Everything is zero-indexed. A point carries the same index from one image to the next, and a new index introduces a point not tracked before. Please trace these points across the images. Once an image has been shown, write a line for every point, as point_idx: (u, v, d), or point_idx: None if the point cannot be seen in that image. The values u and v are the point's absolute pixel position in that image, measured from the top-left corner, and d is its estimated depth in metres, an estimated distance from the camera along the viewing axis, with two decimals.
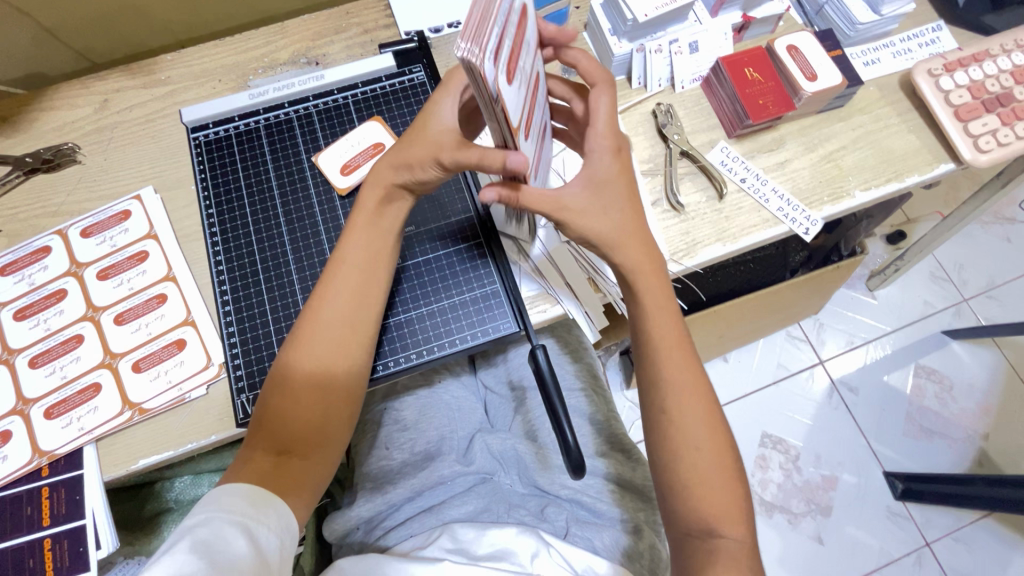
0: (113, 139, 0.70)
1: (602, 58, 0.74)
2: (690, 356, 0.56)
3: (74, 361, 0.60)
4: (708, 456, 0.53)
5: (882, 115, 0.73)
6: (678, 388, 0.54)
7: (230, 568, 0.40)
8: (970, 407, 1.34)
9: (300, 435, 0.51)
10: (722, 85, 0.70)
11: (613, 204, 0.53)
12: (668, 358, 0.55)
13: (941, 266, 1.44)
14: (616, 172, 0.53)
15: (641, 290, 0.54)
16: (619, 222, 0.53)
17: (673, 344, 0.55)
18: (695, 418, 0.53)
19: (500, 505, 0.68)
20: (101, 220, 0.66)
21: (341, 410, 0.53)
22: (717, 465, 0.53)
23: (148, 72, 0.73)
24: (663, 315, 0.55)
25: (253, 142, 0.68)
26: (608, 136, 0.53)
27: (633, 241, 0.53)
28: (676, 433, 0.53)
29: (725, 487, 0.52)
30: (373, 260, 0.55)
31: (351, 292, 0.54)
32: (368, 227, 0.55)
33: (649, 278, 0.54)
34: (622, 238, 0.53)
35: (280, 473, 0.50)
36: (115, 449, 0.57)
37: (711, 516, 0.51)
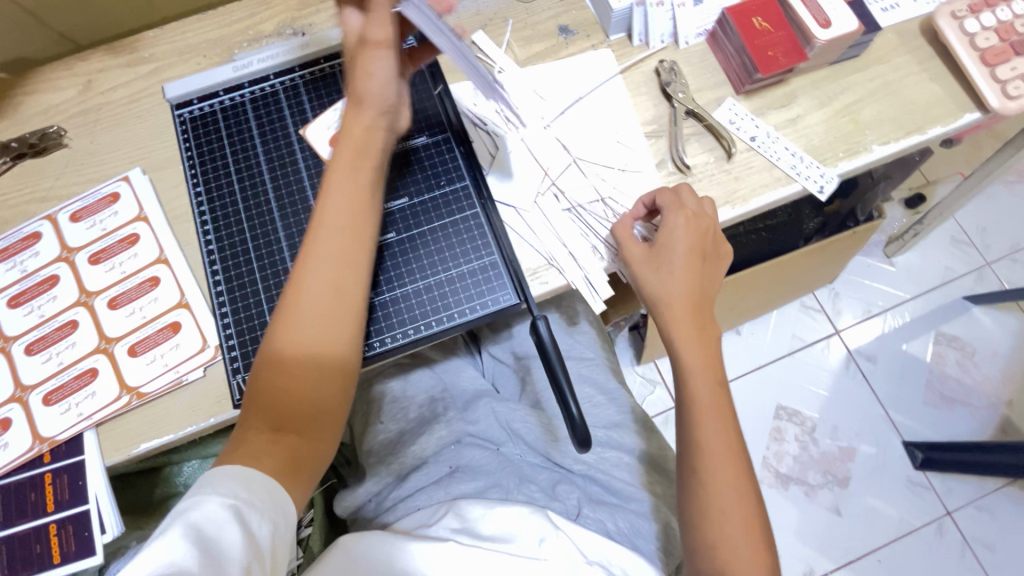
0: (99, 120, 0.68)
1: (601, 15, 0.70)
2: (727, 425, 0.55)
3: (70, 347, 0.59)
4: (729, 491, 0.53)
5: (902, 64, 0.69)
6: (710, 451, 0.54)
7: (216, 558, 0.40)
8: (993, 374, 1.30)
9: (293, 409, 0.50)
10: (729, 38, 0.66)
11: (676, 267, 0.56)
12: (701, 419, 0.55)
13: (962, 230, 1.39)
14: (680, 238, 0.56)
15: (683, 348, 0.56)
16: (678, 284, 0.56)
17: (719, 398, 0.55)
18: (719, 449, 0.54)
19: (510, 480, 0.66)
20: (90, 203, 0.64)
21: (336, 380, 0.51)
22: (739, 506, 0.53)
23: (132, 50, 0.71)
24: (704, 383, 0.55)
25: (239, 116, 0.66)
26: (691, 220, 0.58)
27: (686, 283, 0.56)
28: (707, 494, 0.53)
29: (744, 519, 0.53)
30: (356, 223, 0.52)
31: (336, 257, 0.51)
32: (353, 190, 0.52)
33: (690, 344, 0.55)
34: (674, 286, 0.56)
35: (276, 452, 0.48)
36: (114, 433, 0.57)
37: (723, 543, 0.52)
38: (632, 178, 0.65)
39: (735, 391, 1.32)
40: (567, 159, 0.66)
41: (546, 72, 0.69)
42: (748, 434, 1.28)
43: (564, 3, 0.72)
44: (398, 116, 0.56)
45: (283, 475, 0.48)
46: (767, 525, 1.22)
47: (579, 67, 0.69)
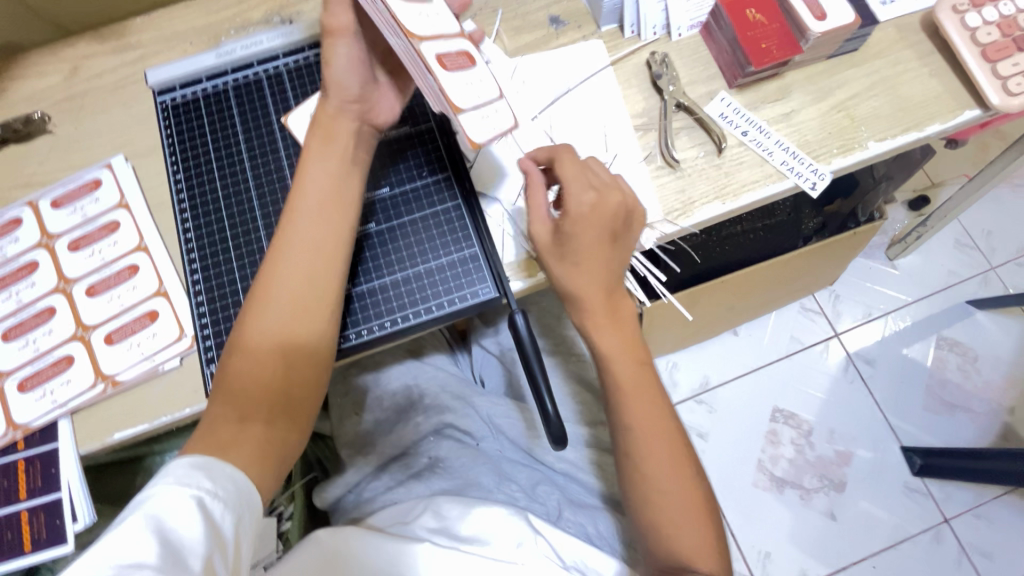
0: (84, 107, 0.68)
1: (592, 6, 0.69)
2: (669, 423, 0.57)
3: (47, 333, 0.58)
4: (663, 455, 0.55)
5: (900, 59, 0.67)
6: (654, 448, 0.55)
7: (179, 553, 0.38)
8: (995, 380, 1.27)
9: (263, 399, 0.49)
10: (723, 31, 0.65)
11: (582, 257, 0.53)
12: (642, 417, 0.56)
13: (967, 233, 1.36)
14: (581, 229, 0.53)
15: (603, 331, 0.56)
16: (584, 279, 0.54)
17: (635, 367, 0.56)
18: (650, 425, 0.56)
19: (490, 477, 0.65)
20: (72, 189, 0.64)
21: (308, 369, 0.51)
22: (671, 471, 0.55)
23: (118, 36, 0.71)
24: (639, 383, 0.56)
25: (221, 103, 0.65)
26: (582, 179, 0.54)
27: (593, 251, 0.54)
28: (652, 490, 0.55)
29: (679, 480, 0.55)
30: (332, 215, 0.52)
31: (309, 245, 0.51)
32: (329, 181, 0.52)
33: (612, 339, 0.56)
34: (585, 257, 0.54)
35: (243, 441, 0.48)
36: (89, 421, 0.56)
37: (664, 520, 0.55)
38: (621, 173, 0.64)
39: (732, 393, 1.30)
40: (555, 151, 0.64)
41: (536, 63, 0.67)
42: (743, 436, 1.27)
43: None
44: (370, 106, 0.55)
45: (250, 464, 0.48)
46: (759, 528, 1.21)
47: (569, 58, 0.68)
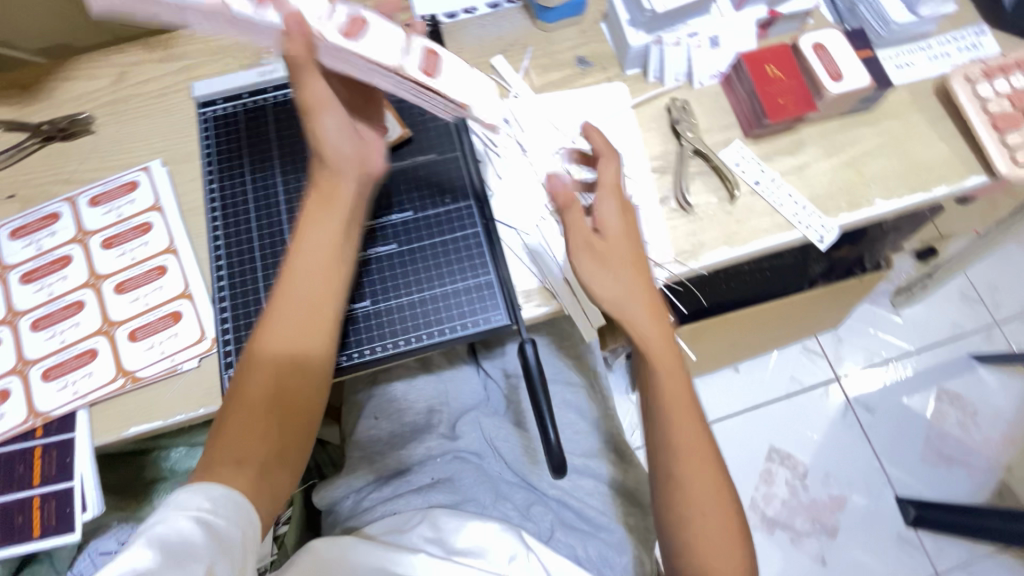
0: (128, 111, 0.71)
1: (619, 50, 0.72)
2: (705, 443, 0.55)
3: (74, 326, 0.61)
4: (706, 495, 0.54)
5: (912, 121, 0.69)
6: (690, 461, 0.54)
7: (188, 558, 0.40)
8: (994, 436, 1.28)
9: (260, 432, 0.50)
10: (742, 83, 0.67)
11: (624, 259, 0.54)
12: (679, 427, 0.54)
13: (973, 287, 1.37)
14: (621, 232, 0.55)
15: (654, 358, 0.55)
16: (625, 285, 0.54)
17: (684, 401, 0.55)
18: (694, 457, 0.54)
19: (486, 496, 0.68)
20: (110, 189, 0.67)
21: (301, 404, 0.52)
22: (707, 483, 0.54)
23: (165, 46, 0.74)
24: (678, 392, 0.55)
25: (260, 119, 0.68)
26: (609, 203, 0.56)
27: (624, 276, 0.54)
28: (687, 502, 0.53)
29: (724, 520, 0.54)
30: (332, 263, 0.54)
31: (310, 293, 0.53)
32: (330, 236, 0.54)
33: (660, 354, 0.54)
34: (623, 283, 0.54)
35: (239, 474, 0.49)
36: (106, 414, 0.58)
37: (704, 554, 0.53)
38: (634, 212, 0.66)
39: (729, 429, 1.31)
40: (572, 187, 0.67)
41: (559, 100, 0.70)
42: (738, 473, 1.27)
43: (584, 35, 0.74)
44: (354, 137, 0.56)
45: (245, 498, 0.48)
46: None
47: (592, 98, 0.70)
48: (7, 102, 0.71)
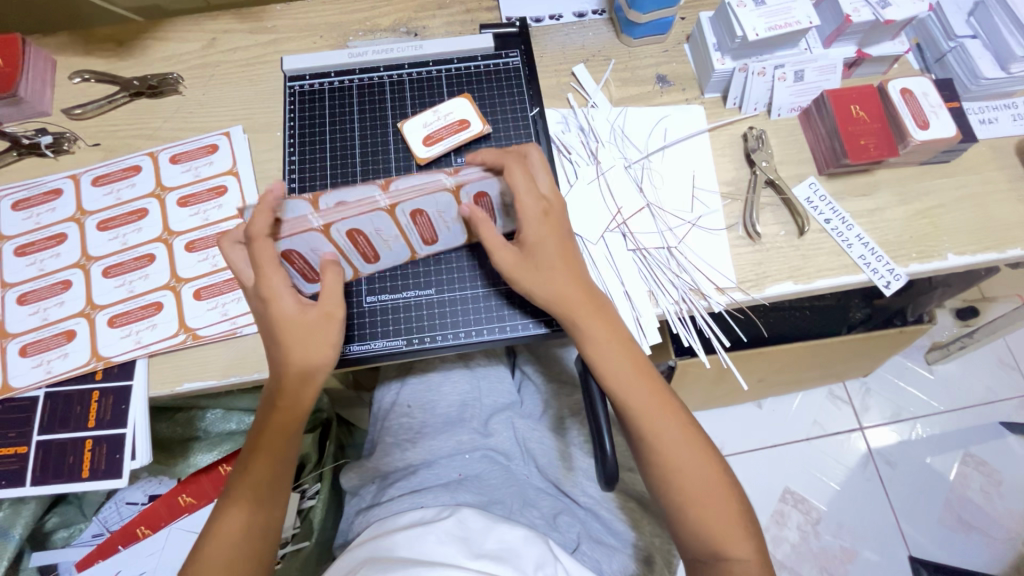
0: (215, 76, 0.73)
1: (700, 73, 0.72)
2: (687, 428, 0.55)
3: (143, 278, 0.62)
4: (696, 472, 0.54)
5: (991, 178, 0.68)
6: (675, 455, 0.54)
7: None
8: (1018, 509, 1.24)
9: (253, 488, 0.53)
10: (823, 119, 0.67)
11: (553, 261, 0.54)
12: (653, 425, 0.54)
13: (1011, 353, 1.35)
14: (547, 234, 0.54)
15: (601, 343, 0.55)
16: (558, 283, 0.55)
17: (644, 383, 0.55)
18: (673, 438, 0.54)
19: (513, 501, 0.67)
20: (190, 149, 0.68)
21: (284, 454, 0.55)
22: (691, 456, 0.54)
23: (257, 18, 0.76)
24: (642, 394, 0.55)
25: (344, 99, 0.69)
26: (535, 204, 0.53)
27: (557, 270, 0.54)
28: (681, 489, 0.54)
29: (720, 501, 0.53)
30: (328, 342, 0.52)
31: (303, 340, 0.52)
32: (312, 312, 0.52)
33: (618, 348, 0.55)
34: (552, 274, 0.54)
35: (237, 526, 0.53)
36: (164, 368, 0.60)
37: (716, 541, 0.52)
38: (701, 236, 0.66)
39: (745, 465, 1.29)
40: (642, 202, 0.67)
41: (637, 115, 0.71)
42: None
43: (666, 54, 0.74)
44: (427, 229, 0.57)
45: (242, 555, 0.52)
46: None
47: (669, 117, 0.71)
48: (101, 53, 0.74)
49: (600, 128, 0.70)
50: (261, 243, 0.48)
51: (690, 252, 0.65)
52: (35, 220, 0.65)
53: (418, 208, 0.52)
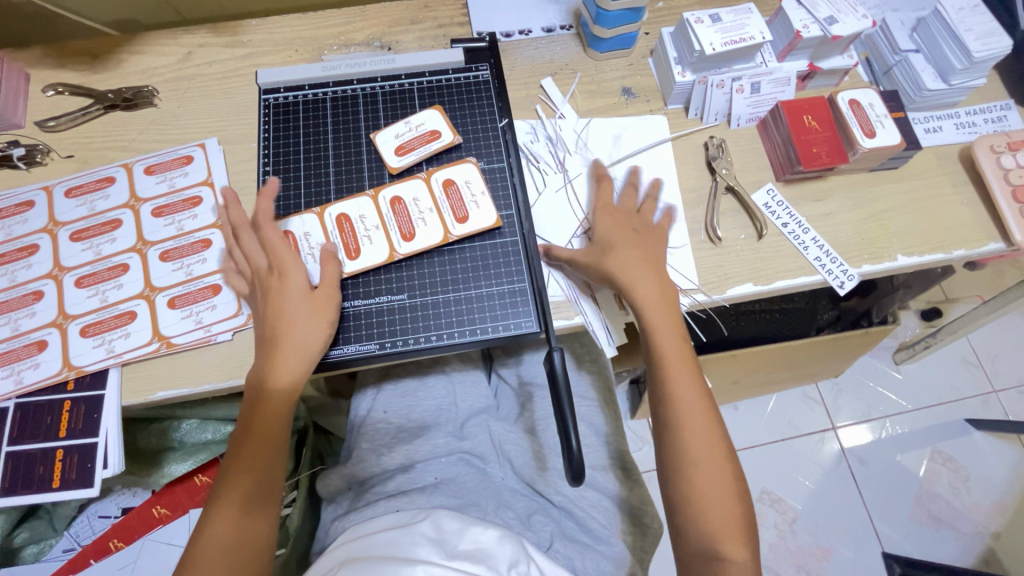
0: (190, 88, 0.74)
1: (663, 85, 0.75)
2: (714, 427, 0.58)
3: (117, 287, 0.63)
4: (710, 466, 0.56)
5: (937, 183, 0.72)
6: (696, 447, 0.57)
7: None
8: (984, 503, 1.28)
9: (242, 487, 0.54)
10: (778, 128, 0.71)
11: (622, 249, 0.62)
12: (683, 414, 0.58)
13: (974, 352, 1.40)
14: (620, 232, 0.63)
15: (665, 346, 0.60)
16: (630, 268, 0.61)
17: (683, 375, 0.59)
18: (694, 427, 0.57)
19: (488, 502, 0.68)
20: (165, 160, 0.69)
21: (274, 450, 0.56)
22: (710, 453, 0.57)
23: (233, 33, 0.78)
24: (683, 384, 0.59)
25: (318, 111, 0.71)
26: (611, 213, 0.65)
27: (649, 283, 0.60)
28: (691, 476, 0.56)
29: (728, 496, 0.56)
30: (324, 326, 0.58)
31: (298, 326, 0.57)
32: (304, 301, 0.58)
33: (671, 338, 0.60)
34: (633, 283, 0.60)
35: (225, 527, 0.53)
36: (138, 376, 0.60)
37: (714, 536, 0.54)
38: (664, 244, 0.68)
39: None
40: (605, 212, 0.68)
41: (604, 129, 0.73)
42: None
43: (631, 67, 0.77)
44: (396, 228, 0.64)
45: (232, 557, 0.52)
46: None
47: (631, 128, 0.74)
48: (77, 67, 0.75)
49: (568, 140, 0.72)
50: (267, 230, 0.60)
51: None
52: (7, 231, 0.65)
53: (398, 200, 0.65)
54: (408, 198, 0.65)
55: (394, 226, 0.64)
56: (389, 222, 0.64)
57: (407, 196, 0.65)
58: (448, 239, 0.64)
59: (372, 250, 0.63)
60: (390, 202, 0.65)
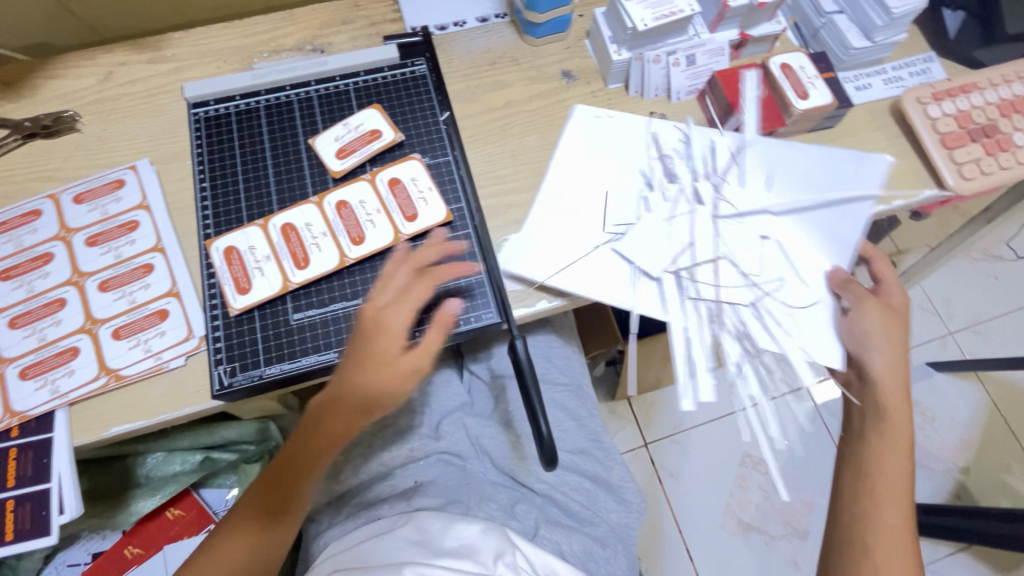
0: (115, 110, 0.71)
1: (602, 64, 0.75)
2: (906, 517, 0.58)
3: (56, 324, 0.60)
4: (892, 553, 0.56)
5: (872, 138, 0.75)
6: (891, 531, 0.57)
7: None
8: (951, 440, 1.35)
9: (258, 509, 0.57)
10: (716, 98, 0.72)
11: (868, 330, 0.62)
12: (881, 496, 0.58)
13: (928, 298, 1.46)
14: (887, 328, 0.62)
15: (896, 427, 0.61)
16: (883, 367, 0.62)
17: (899, 448, 0.60)
18: (876, 504, 0.58)
19: (471, 497, 0.68)
20: (95, 187, 0.66)
21: (297, 486, 0.57)
22: (895, 525, 0.57)
23: (156, 48, 0.75)
24: (895, 456, 0.60)
25: (252, 121, 0.69)
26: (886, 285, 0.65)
27: (887, 375, 0.61)
28: (877, 546, 0.56)
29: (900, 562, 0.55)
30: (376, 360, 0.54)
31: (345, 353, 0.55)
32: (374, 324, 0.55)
33: (901, 415, 0.61)
34: (880, 378, 0.61)
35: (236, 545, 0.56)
36: (86, 414, 0.57)
37: None
38: (793, 299, 0.64)
39: (705, 436, 1.34)
40: (714, 254, 0.65)
41: (724, 153, 0.69)
42: (713, 479, 1.30)
43: (569, 50, 0.77)
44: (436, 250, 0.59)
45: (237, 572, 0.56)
46: (722, 572, 1.23)
47: (791, 152, 0.68)
48: None
49: (500, 127, 0.72)
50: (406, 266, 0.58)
51: (781, 314, 0.64)
52: None
53: (346, 205, 0.63)
54: (357, 199, 0.64)
55: (342, 232, 0.62)
56: (339, 229, 0.62)
57: (354, 198, 0.64)
58: (399, 238, 0.63)
59: (320, 258, 0.61)
60: (337, 207, 0.63)
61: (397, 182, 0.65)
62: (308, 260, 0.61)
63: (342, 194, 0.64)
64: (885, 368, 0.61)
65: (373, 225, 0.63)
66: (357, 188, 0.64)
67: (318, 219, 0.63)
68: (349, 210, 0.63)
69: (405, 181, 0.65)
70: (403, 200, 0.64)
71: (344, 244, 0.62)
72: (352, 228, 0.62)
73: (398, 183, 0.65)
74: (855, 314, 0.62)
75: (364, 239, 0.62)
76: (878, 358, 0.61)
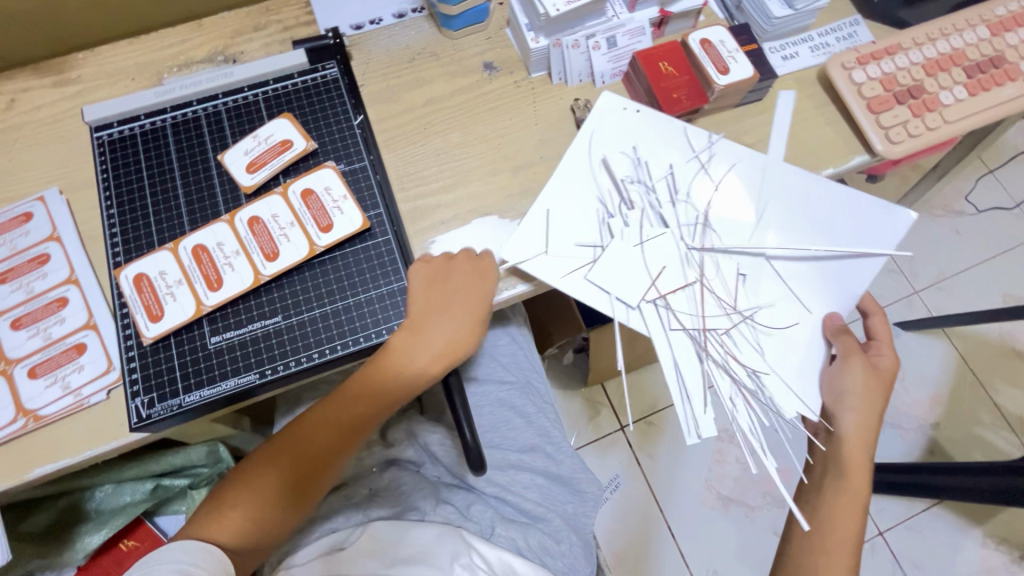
0: (19, 139, 0.68)
1: (523, 53, 0.73)
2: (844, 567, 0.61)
3: None
4: None
5: (801, 108, 0.74)
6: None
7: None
8: (922, 398, 1.36)
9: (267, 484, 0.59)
10: (639, 78, 0.71)
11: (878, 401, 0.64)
12: (832, 549, 0.62)
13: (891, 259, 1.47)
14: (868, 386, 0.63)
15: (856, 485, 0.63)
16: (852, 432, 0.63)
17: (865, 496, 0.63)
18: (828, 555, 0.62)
19: (426, 502, 0.68)
20: (2, 222, 0.64)
21: (311, 468, 0.60)
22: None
23: (59, 71, 0.72)
24: (853, 509, 0.63)
25: (159, 141, 0.66)
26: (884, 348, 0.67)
27: (865, 432, 0.63)
28: None
29: None
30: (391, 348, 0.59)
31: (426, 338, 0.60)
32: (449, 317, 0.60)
33: (861, 471, 0.64)
34: (859, 439, 0.63)
35: (240, 514, 0.57)
36: (6, 458, 0.56)
37: None
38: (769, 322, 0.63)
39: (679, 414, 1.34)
40: (683, 279, 0.62)
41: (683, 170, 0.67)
42: (691, 457, 1.31)
43: (489, 41, 0.75)
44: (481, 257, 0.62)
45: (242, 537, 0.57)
46: (704, 548, 1.25)
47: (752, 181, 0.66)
48: None
49: (421, 126, 0.70)
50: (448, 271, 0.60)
51: (753, 334, 0.62)
52: None
53: (258, 221, 0.62)
54: (268, 214, 0.62)
55: (255, 249, 0.61)
56: (251, 245, 0.61)
57: (265, 213, 0.62)
58: (314, 250, 0.61)
59: (232, 279, 0.60)
60: (248, 223, 0.62)
61: (309, 193, 0.63)
62: (221, 281, 0.60)
63: (254, 209, 0.62)
64: (851, 430, 0.63)
65: (286, 239, 0.61)
66: (268, 203, 0.63)
67: (228, 238, 0.61)
68: (261, 226, 0.62)
69: (317, 190, 0.63)
70: (317, 210, 0.63)
71: (257, 261, 0.61)
72: (264, 244, 0.61)
73: (309, 194, 0.63)
74: (841, 367, 0.62)
75: (276, 255, 0.61)
76: (847, 419, 0.63)
